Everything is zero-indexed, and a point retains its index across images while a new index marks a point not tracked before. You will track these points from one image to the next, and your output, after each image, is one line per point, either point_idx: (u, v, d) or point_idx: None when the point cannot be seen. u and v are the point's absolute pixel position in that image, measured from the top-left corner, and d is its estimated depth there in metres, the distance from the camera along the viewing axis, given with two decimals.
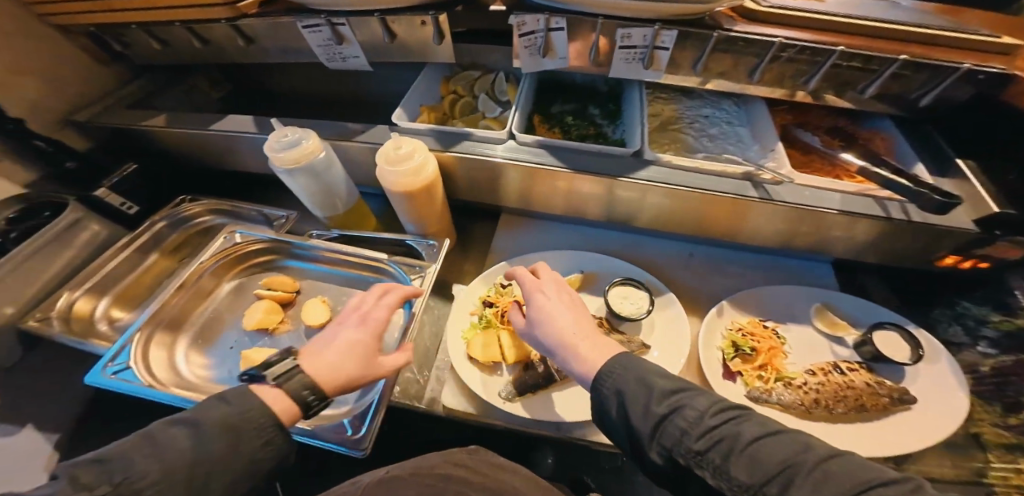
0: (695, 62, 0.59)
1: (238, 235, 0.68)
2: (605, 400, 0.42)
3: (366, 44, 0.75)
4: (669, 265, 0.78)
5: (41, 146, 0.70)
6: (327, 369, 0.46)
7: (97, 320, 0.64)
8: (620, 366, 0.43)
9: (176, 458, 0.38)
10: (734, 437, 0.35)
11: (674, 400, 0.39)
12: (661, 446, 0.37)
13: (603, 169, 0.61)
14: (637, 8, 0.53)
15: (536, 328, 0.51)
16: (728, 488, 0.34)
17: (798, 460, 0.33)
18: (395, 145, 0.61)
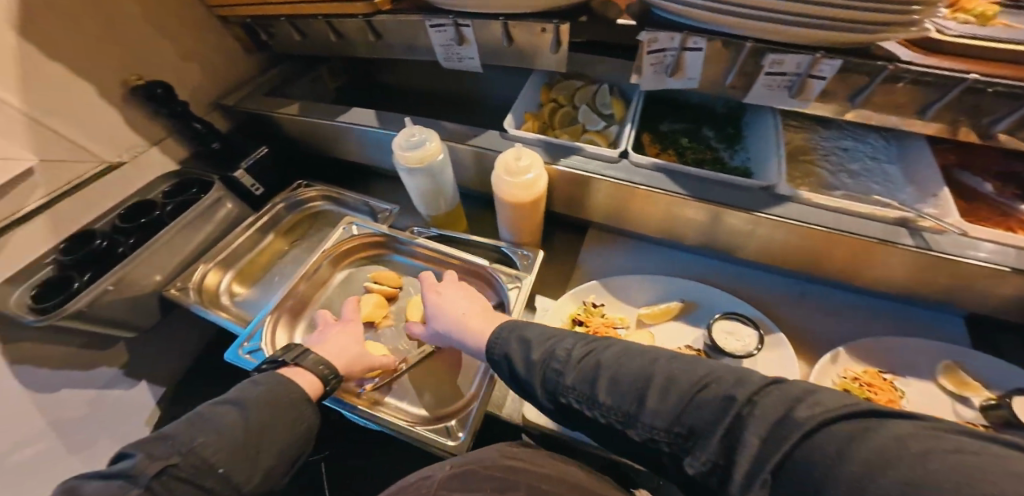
0: (854, 95, 0.55)
1: (354, 227, 0.72)
2: (498, 362, 0.52)
3: (483, 45, 0.74)
4: (775, 302, 0.73)
5: (198, 128, 0.74)
6: (332, 352, 0.56)
7: (222, 293, 0.71)
8: (503, 330, 0.53)
9: (229, 428, 0.45)
10: (597, 369, 0.45)
11: (546, 347, 0.49)
12: (547, 390, 0.47)
13: (734, 202, 0.58)
14: (798, 34, 0.49)
15: (432, 320, 0.61)
16: (602, 412, 0.43)
17: (646, 378, 0.42)
18: (515, 157, 0.62)
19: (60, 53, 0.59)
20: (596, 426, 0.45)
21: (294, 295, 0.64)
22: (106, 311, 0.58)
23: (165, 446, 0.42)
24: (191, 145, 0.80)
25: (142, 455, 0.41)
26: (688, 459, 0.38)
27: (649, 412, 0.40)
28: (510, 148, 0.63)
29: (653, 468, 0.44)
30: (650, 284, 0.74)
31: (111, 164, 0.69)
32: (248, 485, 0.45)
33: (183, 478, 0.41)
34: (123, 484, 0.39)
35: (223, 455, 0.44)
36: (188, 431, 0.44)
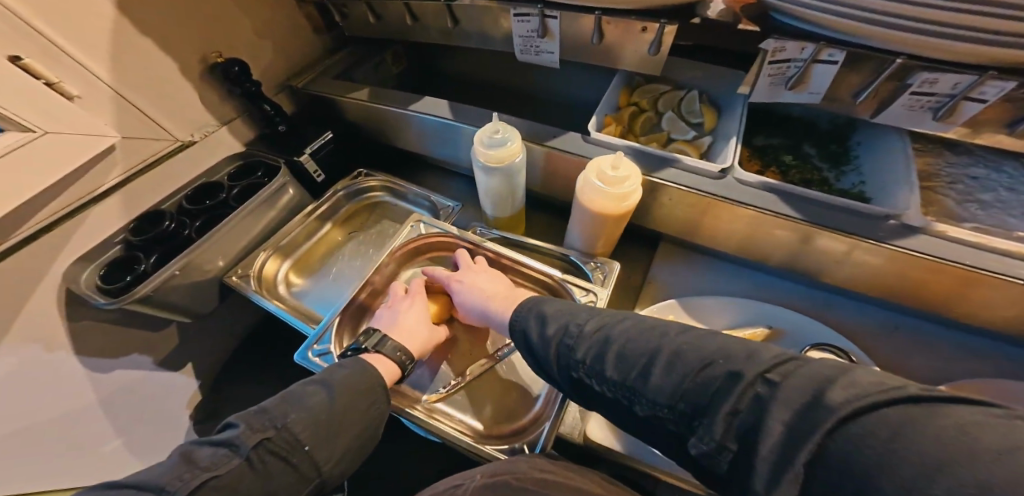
0: (1014, 122, 0.48)
1: (422, 225, 0.68)
2: (517, 336, 0.49)
3: (568, 41, 0.69)
4: (871, 337, 0.67)
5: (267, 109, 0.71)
6: (408, 337, 0.55)
7: (279, 282, 0.67)
8: (522, 307, 0.50)
9: (316, 407, 0.45)
10: (609, 342, 0.40)
11: (560, 322, 0.45)
12: (559, 365, 0.43)
13: (855, 230, 0.53)
14: (965, 53, 0.42)
15: (465, 302, 0.58)
16: (613, 390, 0.39)
17: (657, 351, 0.36)
18: (612, 165, 0.57)
19: (142, 22, 0.57)
20: (606, 404, 0.40)
21: (362, 295, 0.61)
22: (169, 297, 0.55)
23: (265, 419, 0.44)
24: (257, 127, 0.78)
25: (243, 426, 0.43)
26: (697, 441, 0.33)
27: (656, 388, 0.35)
28: (610, 155, 0.58)
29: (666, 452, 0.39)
30: (730, 306, 0.69)
31: (183, 144, 0.67)
32: (329, 467, 0.45)
33: (276, 453, 0.42)
34: (227, 453, 0.41)
35: (309, 433, 0.44)
36: (283, 405, 0.45)
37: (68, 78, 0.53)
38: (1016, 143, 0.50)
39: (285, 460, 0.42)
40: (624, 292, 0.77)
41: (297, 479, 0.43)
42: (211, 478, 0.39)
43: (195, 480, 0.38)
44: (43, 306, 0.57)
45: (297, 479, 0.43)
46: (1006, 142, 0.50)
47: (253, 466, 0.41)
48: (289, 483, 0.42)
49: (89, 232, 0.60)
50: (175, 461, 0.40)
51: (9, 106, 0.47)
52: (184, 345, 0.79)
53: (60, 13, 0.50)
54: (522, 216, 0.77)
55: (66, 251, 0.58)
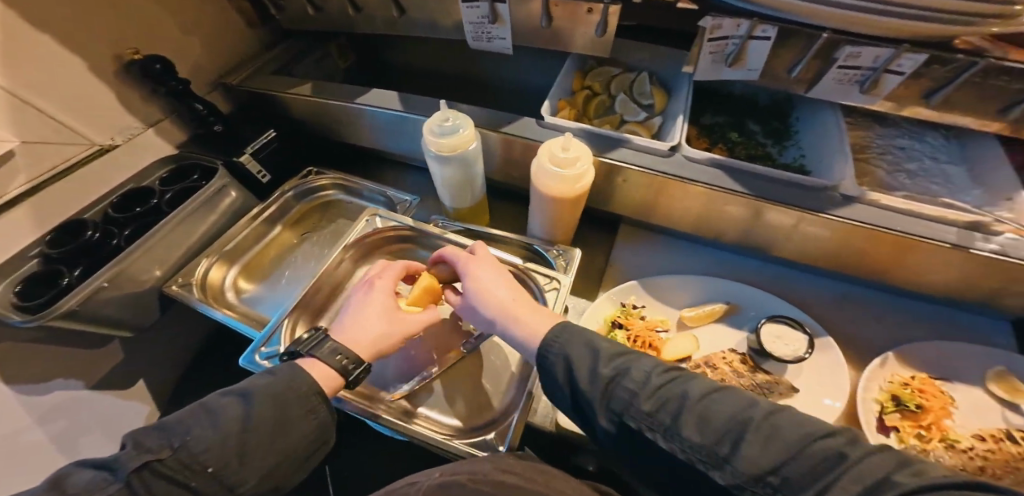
0: (931, 92, 0.51)
1: (378, 220, 0.65)
2: (550, 366, 0.43)
3: (518, 27, 0.68)
4: (817, 305, 0.70)
5: (199, 109, 0.65)
6: (358, 335, 0.48)
7: (226, 289, 0.64)
8: (563, 331, 0.44)
9: (230, 423, 0.40)
10: (681, 397, 0.36)
11: (619, 364, 0.40)
12: (613, 412, 0.38)
13: (800, 202, 0.54)
14: (884, 27, 0.44)
15: (470, 298, 0.51)
16: (682, 450, 0.34)
17: (743, 417, 0.33)
18: (562, 146, 0.57)
19: (51, 20, 0.52)
20: (665, 461, 0.36)
21: (314, 294, 0.58)
22: (100, 310, 0.52)
23: (161, 435, 0.38)
24: (190, 127, 0.73)
25: (130, 444, 0.36)
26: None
27: (747, 458, 0.31)
28: (558, 138, 0.58)
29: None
30: (690, 285, 0.71)
31: (103, 148, 0.63)
32: (244, 487, 0.39)
33: (171, 475, 0.36)
34: (106, 477, 0.35)
35: (215, 453, 0.38)
36: (195, 420, 0.40)
37: None
38: (933, 115, 0.53)
39: (185, 482, 0.37)
40: (587, 277, 0.77)
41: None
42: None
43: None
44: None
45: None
46: (925, 113, 0.54)
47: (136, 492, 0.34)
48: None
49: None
50: (46, 486, 0.33)
51: None
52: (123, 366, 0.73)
53: None
54: (484, 207, 0.76)
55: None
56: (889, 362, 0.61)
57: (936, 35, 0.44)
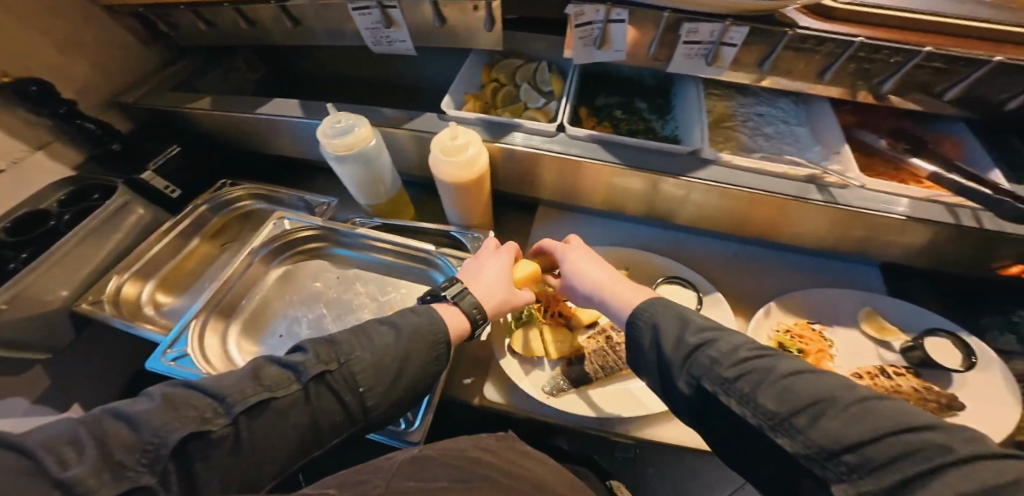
0: (763, 61, 0.57)
1: (287, 222, 0.68)
2: (640, 333, 0.50)
3: (416, 29, 0.66)
4: (711, 265, 0.76)
5: (90, 127, 0.69)
6: (489, 290, 0.56)
7: (144, 304, 0.65)
8: (651, 304, 0.52)
9: (383, 350, 0.47)
10: (766, 372, 0.39)
11: (710, 336, 0.45)
12: (691, 375, 0.43)
13: (661, 167, 0.61)
14: (711, 4, 0.51)
15: (573, 277, 0.62)
16: (752, 415, 0.38)
17: (823, 396, 0.35)
18: (450, 135, 0.59)
19: None
20: (732, 422, 0.40)
21: (222, 296, 0.61)
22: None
23: (332, 351, 0.46)
24: (88, 148, 0.72)
25: (312, 354, 0.45)
26: (842, 489, 0.32)
27: (821, 430, 0.34)
28: (445, 129, 0.60)
29: (773, 484, 0.38)
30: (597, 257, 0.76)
31: None
32: (376, 413, 0.46)
33: (334, 387, 0.44)
34: (289, 376, 0.43)
35: (366, 376, 0.45)
36: (351, 340, 0.47)
37: None
38: (775, 82, 0.59)
39: (339, 395, 0.44)
40: None
41: (345, 416, 0.44)
42: (272, 399, 0.41)
43: (256, 397, 0.40)
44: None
45: (345, 417, 0.44)
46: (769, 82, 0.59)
47: (309, 393, 0.42)
48: (338, 418, 0.44)
49: None
50: (246, 373, 0.42)
51: None
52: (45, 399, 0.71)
53: None
54: (405, 200, 0.75)
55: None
56: (773, 311, 0.67)
57: (750, 9, 0.51)
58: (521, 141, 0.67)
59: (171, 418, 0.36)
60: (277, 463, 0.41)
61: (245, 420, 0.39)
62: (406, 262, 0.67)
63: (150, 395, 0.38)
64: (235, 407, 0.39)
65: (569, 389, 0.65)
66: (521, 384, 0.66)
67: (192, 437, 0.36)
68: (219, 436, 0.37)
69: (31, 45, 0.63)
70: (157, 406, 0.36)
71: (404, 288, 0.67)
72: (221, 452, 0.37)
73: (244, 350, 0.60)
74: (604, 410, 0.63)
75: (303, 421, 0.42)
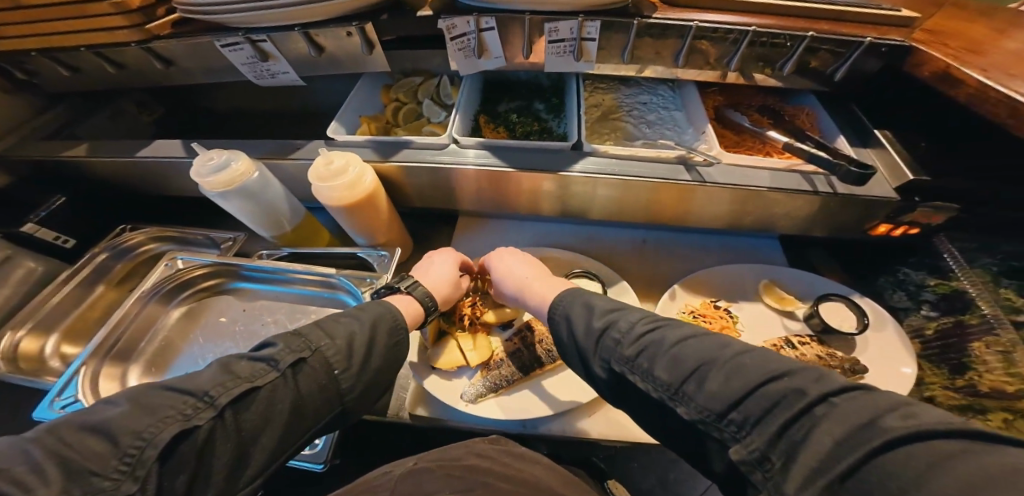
0: (622, 51, 0.57)
1: (181, 261, 0.68)
2: (558, 327, 0.47)
3: (295, 60, 0.66)
4: (623, 256, 0.76)
5: None
6: (439, 284, 0.60)
7: (48, 358, 0.64)
8: (565, 298, 0.49)
9: (344, 336, 0.46)
10: (660, 343, 0.38)
11: (611, 316, 0.43)
12: (602, 360, 0.41)
13: (545, 165, 0.63)
14: (558, 3, 0.49)
15: (502, 285, 0.61)
16: (654, 389, 0.36)
17: (707, 358, 0.35)
18: (326, 161, 0.60)
19: None
20: (641, 400, 0.38)
21: (115, 339, 0.60)
22: None
23: (301, 340, 0.44)
24: None
25: (282, 345, 0.43)
26: (733, 450, 0.30)
27: (708, 393, 0.33)
28: (320, 157, 0.61)
29: (685, 450, 0.36)
30: None
31: None
32: (353, 395, 0.45)
33: (310, 374, 0.42)
34: (265, 366, 0.41)
35: (339, 357, 0.44)
36: (318, 330, 0.45)
37: None
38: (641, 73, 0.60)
39: (317, 380, 0.42)
40: None
41: (324, 400, 0.43)
42: (255, 389, 0.39)
43: (239, 389, 0.38)
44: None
45: (325, 402, 0.43)
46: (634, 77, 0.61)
47: (288, 380, 0.41)
48: (319, 401, 0.42)
49: None
50: (215, 370, 0.39)
51: None
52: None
53: None
54: (320, 224, 0.75)
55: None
56: (678, 294, 0.68)
57: (597, 3, 0.50)
58: (475, 158, 0.66)
59: (154, 420, 0.34)
60: (265, 451, 0.39)
61: (231, 415, 0.37)
62: (313, 287, 0.67)
63: (117, 398, 0.35)
64: (220, 399, 0.37)
65: (490, 394, 0.64)
66: (439, 395, 0.64)
67: (183, 432, 0.34)
68: (206, 430, 0.35)
69: None
70: (129, 408, 0.34)
71: (313, 313, 0.66)
72: (213, 445, 0.36)
73: None
74: (522, 413, 0.62)
75: (289, 407, 0.40)
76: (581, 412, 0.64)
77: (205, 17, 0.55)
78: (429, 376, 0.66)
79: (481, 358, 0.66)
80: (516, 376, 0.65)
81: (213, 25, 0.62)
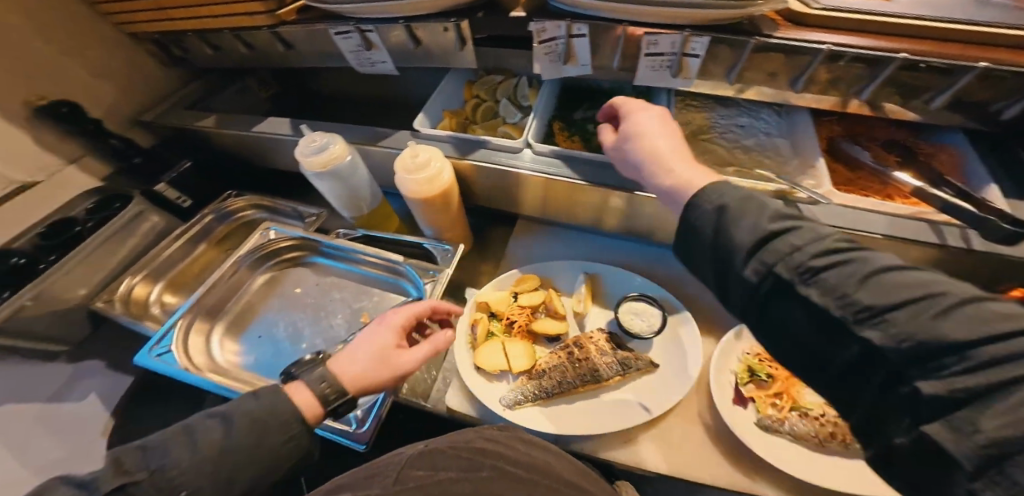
0: (729, 71, 0.52)
1: (272, 232, 0.75)
2: (699, 225, 0.38)
3: (395, 50, 0.69)
4: (692, 283, 0.71)
5: (117, 143, 0.80)
6: (354, 374, 0.48)
7: (151, 304, 0.74)
8: (720, 186, 0.38)
9: (208, 447, 0.41)
10: (864, 262, 0.29)
11: (796, 221, 0.33)
12: (762, 262, 0.32)
13: (622, 184, 0.60)
14: (665, 15, 0.46)
15: (629, 146, 0.49)
16: (836, 306, 0.28)
17: (932, 288, 0.26)
18: (412, 154, 0.63)
19: None
20: (800, 315, 0.31)
21: (207, 298, 0.67)
22: (29, 324, 0.65)
23: (139, 459, 0.39)
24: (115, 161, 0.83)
25: (113, 464, 0.38)
26: (925, 384, 0.24)
27: (927, 327, 0.25)
28: (407, 149, 0.64)
29: (834, 382, 0.31)
30: (569, 271, 0.75)
31: (25, 184, 0.71)
32: None
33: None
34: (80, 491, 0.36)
35: (192, 476, 0.39)
36: (167, 446, 0.41)
37: None
38: (748, 93, 0.54)
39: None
40: (484, 270, 0.83)
41: None
42: None
43: None
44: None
45: None
46: (758, 94, 0.54)
47: None
48: None
49: None
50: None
51: None
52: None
53: None
54: (391, 210, 0.78)
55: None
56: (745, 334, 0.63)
57: (710, 19, 0.45)
58: (542, 166, 0.65)
59: None
60: None
61: None
62: (379, 272, 0.72)
63: None
64: None
65: (529, 403, 0.63)
66: (478, 395, 0.64)
67: None
68: None
69: (64, 69, 0.74)
70: None
71: (375, 296, 0.71)
72: None
73: (225, 348, 0.67)
74: (559, 427, 0.60)
75: None
76: (626, 438, 0.60)
77: (328, 7, 0.60)
78: (472, 374, 0.67)
79: (524, 365, 0.66)
80: (561, 388, 0.62)
81: (329, 13, 0.67)
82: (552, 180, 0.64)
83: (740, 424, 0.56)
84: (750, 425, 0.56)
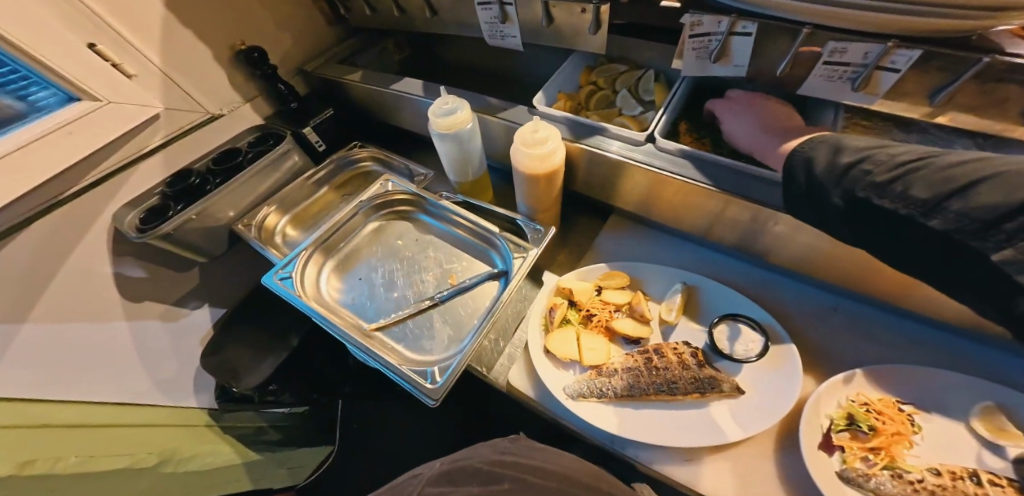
0: (936, 92, 0.46)
1: (391, 184, 0.80)
2: (794, 172, 0.46)
3: (527, 26, 0.69)
4: (800, 314, 0.66)
5: (281, 89, 0.87)
6: None
7: (276, 233, 0.81)
8: (810, 139, 0.46)
9: None
10: (929, 165, 0.36)
11: (869, 149, 0.41)
12: (843, 189, 0.41)
13: (755, 195, 0.57)
14: (862, 21, 0.41)
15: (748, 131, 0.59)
16: (906, 207, 0.37)
17: (986, 171, 0.33)
18: (532, 130, 0.63)
19: (193, 20, 0.75)
20: (882, 220, 0.40)
21: (324, 236, 0.73)
22: (192, 238, 0.73)
23: None
24: (272, 103, 0.94)
25: None
26: (1001, 255, 0.32)
27: (978, 206, 0.33)
28: (528, 124, 0.64)
29: (953, 277, 0.38)
30: (661, 277, 0.73)
31: (213, 116, 0.84)
32: None
33: None
34: None
35: None
36: None
37: (127, 59, 0.69)
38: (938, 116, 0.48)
39: None
40: (566, 258, 0.82)
41: None
42: None
43: None
44: (95, 240, 0.73)
45: None
46: (948, 117, 0.47)
47: None
48: None
49: (138, 182, 0.76)
50: None
51: (86, 81, 0.65)
52: (211, 294, 0.95)
53: (135, 19, 0.68)
54: (487, 183, 0.80)
55: (116, 198, 0.74)
56: (856, 382, 0.57)
57: (932, 31, 0.40)
58: (666, 163, 0.62)
59: None
60: None
61: None
62: (474, 239, 0.74)
63: None
64: None
65: (593, 397, 0.61)
66: (544, 379, 0.64)
67: None
68: None
69: (259, 20, 0.84)
70: None
71: (465, 261, 0.73)
72: None
73: (330, 283, 0.72)
74: (618, 429, 0.58)
75: None
76: (691, 458, 0.57)
77: None
78: (541, 358, 0.66)
79: (596, 361, 0.64)
80: (636, 392, 0.60)
81: None
82: (671, 178, 0.62)
83: (821, 471, 0.50)
84: (831, 474, 0.50)
